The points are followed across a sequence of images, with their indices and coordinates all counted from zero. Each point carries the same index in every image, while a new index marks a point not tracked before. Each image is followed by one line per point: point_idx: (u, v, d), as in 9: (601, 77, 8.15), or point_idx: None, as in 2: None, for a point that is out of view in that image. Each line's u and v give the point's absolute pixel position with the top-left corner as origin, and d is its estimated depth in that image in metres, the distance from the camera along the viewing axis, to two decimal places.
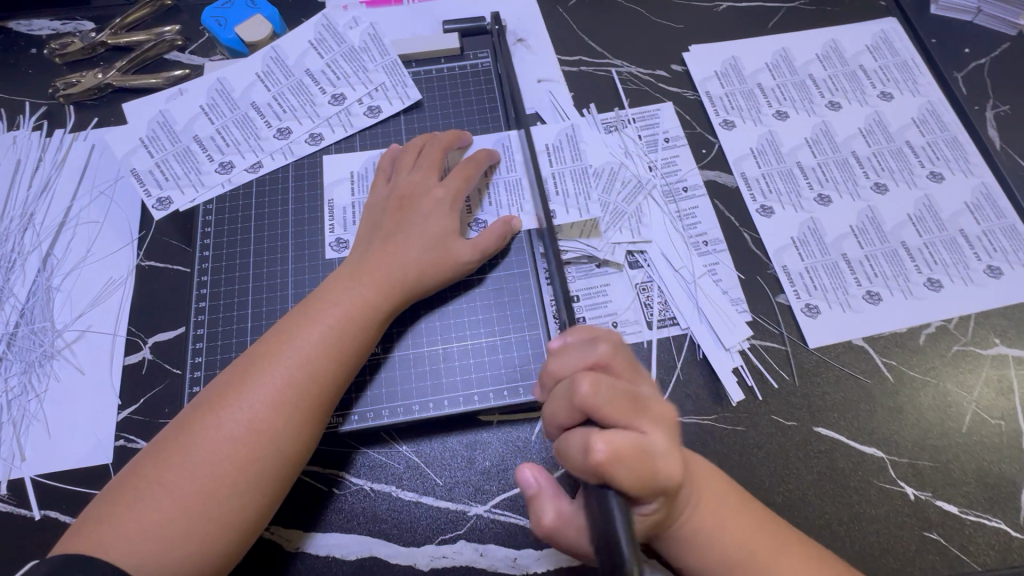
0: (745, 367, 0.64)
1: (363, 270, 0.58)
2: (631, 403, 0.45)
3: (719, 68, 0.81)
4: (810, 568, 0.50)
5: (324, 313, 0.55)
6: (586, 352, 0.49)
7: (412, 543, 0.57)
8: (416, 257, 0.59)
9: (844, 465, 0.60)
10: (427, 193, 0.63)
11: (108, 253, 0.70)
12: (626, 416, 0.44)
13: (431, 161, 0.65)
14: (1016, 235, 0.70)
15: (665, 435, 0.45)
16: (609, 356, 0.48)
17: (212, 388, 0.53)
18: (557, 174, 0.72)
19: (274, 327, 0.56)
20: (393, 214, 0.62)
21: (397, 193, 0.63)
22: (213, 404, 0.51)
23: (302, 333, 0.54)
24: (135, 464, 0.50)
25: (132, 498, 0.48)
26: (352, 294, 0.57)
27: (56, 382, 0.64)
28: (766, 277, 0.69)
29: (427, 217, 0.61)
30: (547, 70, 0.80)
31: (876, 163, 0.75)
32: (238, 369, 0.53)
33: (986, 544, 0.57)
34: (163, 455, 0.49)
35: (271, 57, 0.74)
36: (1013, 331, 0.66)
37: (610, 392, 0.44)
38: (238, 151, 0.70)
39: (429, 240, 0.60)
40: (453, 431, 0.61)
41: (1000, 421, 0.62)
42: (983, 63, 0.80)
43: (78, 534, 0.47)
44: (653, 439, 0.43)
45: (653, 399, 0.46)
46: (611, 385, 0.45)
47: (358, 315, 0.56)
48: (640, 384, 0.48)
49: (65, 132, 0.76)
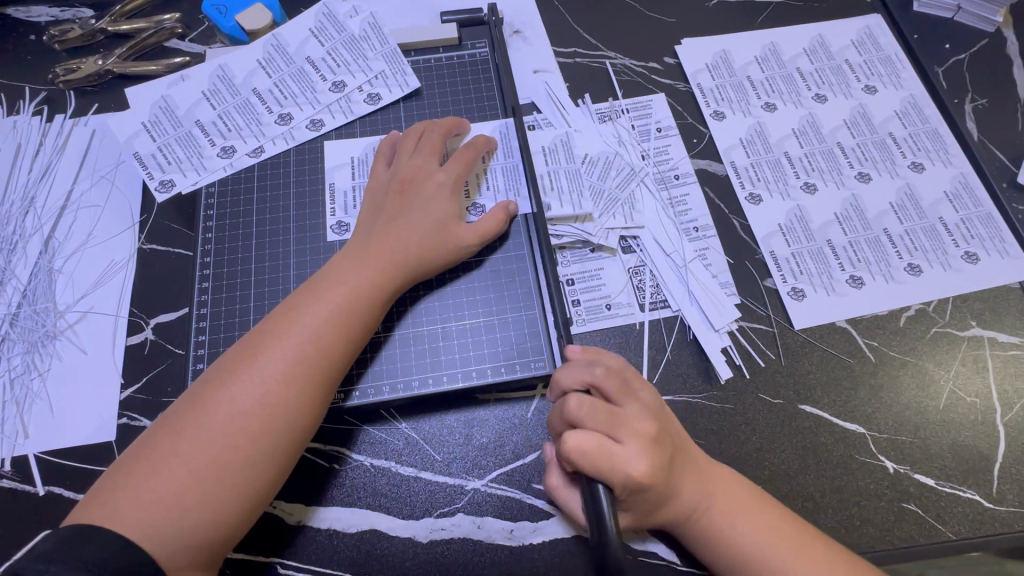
0: (734, 347, 0.67)
1: (367, 251, 0.60)
2: (611, 416, 0.51)
3: (709, 60, 0.83)
4: (794, 532, 0.53)
5: (331, 293, 0.57)
6: (585, 371, 0.55)
7: (411, 516, 0.59)
8: (419, 238, 0.61)
9: (827, 440, 0.63)
10: (428, 177, 0.64)
11: (110, 236, 0.71)
12: (602, 428, 0.51)
13: (431, 147, 0.66)
14: (992, 223, 0.73)
15: (639, 448, 0.50)
16: (603, 375, 0.54)
17: (221, 363, 0.54)
18: (553, 162, 0.74)
19: (281, 305, 0.57)
20: (395, 197, 0.63)
21: (400, 175, 0.65)
22: (224, 379, 0.52)
23: (310, 311, 0.55)
24: (148, 436, 0.51)
25: (147, 468, 0.49)
26: (357, 274, 0.58)
27: (59, 362, 0.65)
28: (754, 262, 0.71)
29: (428, 200, 0.63)
30: (543, 61, 0.82)
31: (860, 153, 0.78)
32: (248, 345, 0.54)
33: (960, 514, 0.60)
34: (176, 427, 0.50)
35: (273, 44, 0.75)
36: (988, 314, 0.69)
37: (590, 408, 0.51)
38: (240, 135, 0.71)
39: (430, 222, 0.62)
40: (451, 409, 0.63)
41: (974, 399, 0.65)
42: (963, 59, 0.83)
43: (94, 503, 0.48)
44: (621, 449, 0.49)
45: (637, 413, 0.52)
46: (593, 403, 0.52)
47: (364, 294, 0.57)
48: (630, 401, 0.53)
49: (66, 118, 0.77)
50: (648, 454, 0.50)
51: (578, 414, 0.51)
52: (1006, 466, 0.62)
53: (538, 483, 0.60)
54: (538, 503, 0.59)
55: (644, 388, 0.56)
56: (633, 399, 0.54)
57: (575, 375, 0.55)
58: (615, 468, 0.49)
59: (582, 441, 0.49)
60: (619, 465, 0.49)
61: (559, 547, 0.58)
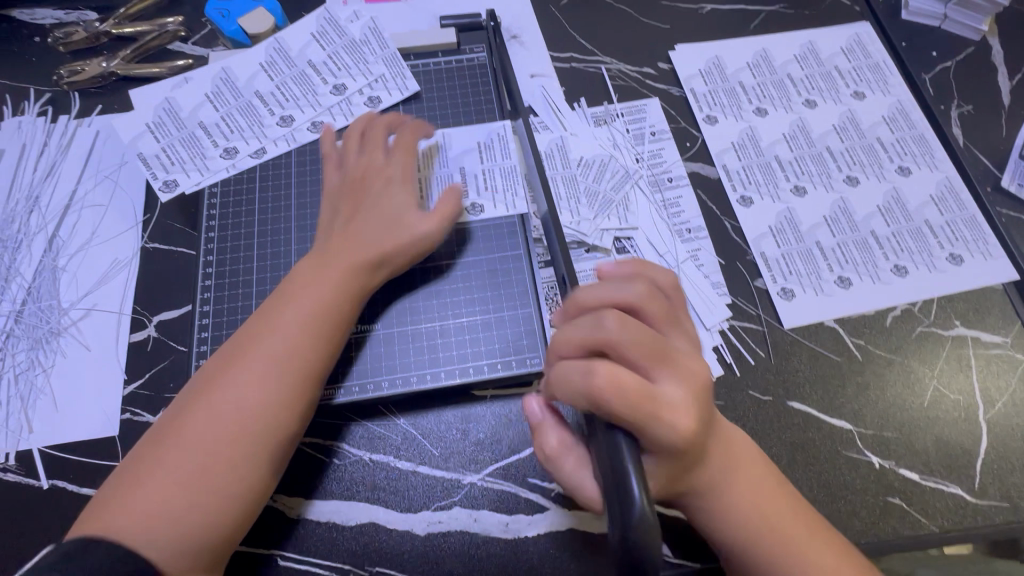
0: (725, 346, 0.68)
1: (329, 251, 0.61)
2: (657, 347, 0.47)
3: (702, 66, 0.85)
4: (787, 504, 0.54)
5: (302, 296, 0.58)
6: (620, 290, 0.51)
7: (410, 509, 0.60)
8: (376, 233, 0.62)
9: (815, 436, 0.64)
10: (376, 174, 0.66)
11: (113, 235, 0.72)
12: (647, 358, 0.46)
13: (376, 143, 0.68)
14: (976, 225, 0.75)
15: (684, 389, 0.46)
16: (644, 300, 0.50)
17: (201, 374, 0.56)
18: (550, 167, 0.76)
19: (256, 314, 0.59)
20: (349, 196, 0.65)
21: (352, 174, 0.66)
22: (204, 389, 0.54)
23: (282, 316, 0.57)
24: (135, 451, 0.53)
25: (136, 480, 0.50)
26: (328, 276, 0.59)
27: (63, 359, 0.66)
28: (745, 262, 0.73)
29: (381, 195, 0.65)
30: (540, 66, 0.84)
31: (849, 157, 0.79)
32: (226, 355, 0.56)
33: (943, 508, 0.62)
34: (162, 439, 0.52)
35: (275, 48, 0.76)
36: (972, 313, 0.71)
37: (638, 334, 0.47)
38: (242, 137, 0.73)
39: (385, 218, 0.63)
40: (449, 404, 0.65)
41: (958, 396, 0.66)
42: (949, 66, 0.86)
43: (88, 519, 0.49)
44: (666, 391, 0.45)
45: (683, 355, 0.48)
46: (636, 327, 0.47)
47: (337, 294, 0.59)
48: (671, 333, 0.50)
49: (70, 118, 0.78)
50: (693, 391, 0.46)
51: (621, 339, 0.46)
52: (988, 462, 0.64)
53: (533, 477, 0.62)
54: (534, 496, 0.61)
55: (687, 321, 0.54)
56: (672, 327, 0.51)
57: (607, 301, 0.50)
58: (664, 409, 0.44)
59: (626, 371, 0.44)
60: (665, 408, 0.44)
61: (554, 540, 0.59)
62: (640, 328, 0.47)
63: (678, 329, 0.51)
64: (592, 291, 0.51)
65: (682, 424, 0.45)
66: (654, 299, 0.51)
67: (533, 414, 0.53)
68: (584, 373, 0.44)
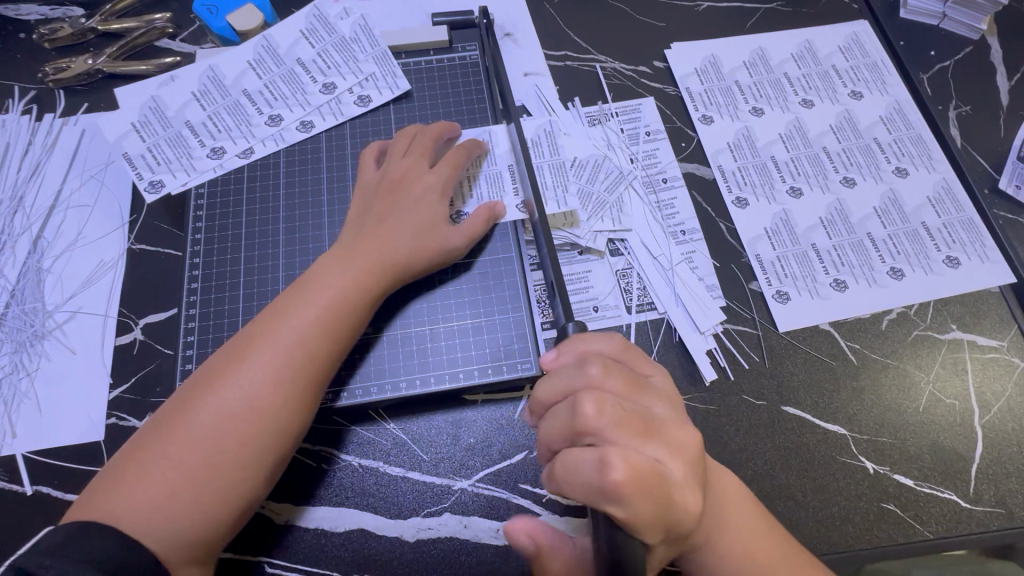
0: (719, 349, 0.67)
1: (353, 251, 0.60)
2: (639, 422, 0.45)
3: (698, 65, 0.84)
4: (770, 539, 0.53)
5: (319, 294, 0.57)
6: (580, 374, 0.47)
7: (399, 516, 0.60)
8: (408, 240, 0.61)
9: (809, 440, 0.64)
10: (417, 180, 0.65)
11: (99, 236, 0.71)
12: (636, 437, 0.44)
13: (422, 149, 0.67)
14: (973, 228, 0.74)
15: (680, 463, 0.45)
16: (611, 379, 0.47)
17: (210, 364, 0.54)
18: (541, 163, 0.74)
19: (271, 306, 0.58)
20: (383, 197, 0.64)
21: (391, 175, 0.65)
22: (213, 381, 0.53)
23: (298, 313, 0.56)
24: (138, 438, 0.51)
25: (138, 470, 0.49)
26: (344, 275, 0.58)
27: (47, 362, 0.65)
28: (740, 265, 0.72)
29: (418, 200, 0.63)
30: (533, 64, 0.82)
31: (846, 158, 0.79)
32: (238, 347, 0.54)
33: (938, 514, 0.61)
34: (167, 428, 0.51)
35: (263, 45, 0.75)
36: (968, 317, 0.70)
37: (621, 413, 0.44)
38: (229, 137, 0.71)
39: (418, 223, 0.62)
40: (439, 409, 0.64)
41: (953, 401, 0.66)
42: (947, 65, 0.85)
43: (87, 504, 0.48)
44: (664, 466, 0.44)
45: (665, 419, 0.47)
46: (615, 405, 0.44)
47: (352, 295, 0.58)
48: (643, 399, 0.48)
49: (55, 117, 0.77)
50: (685, 457, 0.46)
51: (608, 424, 0.44)
52: (982, 467, 0.63)
53: (524, 483, 0.61)
54: (525, 502, 0.60)
55: (650, 373, 0.52)
56: (647, 391, 0.48)
57: (571, 389, 0.47)
58: (674, 492, 0.43)
59: (632, 456, 0.42)
60: (673, 488, 0.43)
61: None
62: (621, 404, 0.45)
63: (650, 391, 0.49)
64: (557, 380, 0.48)
65: (691, 501, 0.44)
66: (617, 371, 0.48)
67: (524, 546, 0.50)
68: (595, 473, 0.42)
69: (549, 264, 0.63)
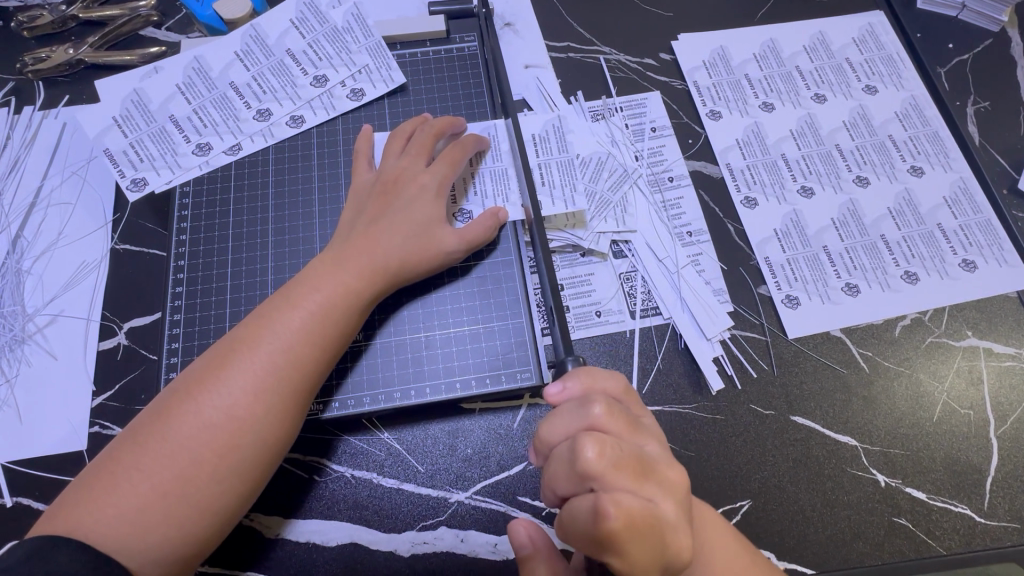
0: (726, 357, 0.65)
1: (343, 256, 0.57)
2: (640, 467, 0.42)
3: (707, 57, 0.80)
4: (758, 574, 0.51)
5: (305, 301, 0.54)
6: (581, 415, 0.45)
7: (393, 530, 0.58)
8: (401, 244, 0.59)
9: (819, 452, 0.61)
10: (412, 179, 0.62)
11: (81, 236, 0.68)
12: (635, 481, 0.42)
13: (420, 147, 0.63)
14: (991, 230, 0.71)
15: (674, 503, 0.43)
16: (609, 418, 0.44)
17: (190, 371, 0.52)
18: (546, 155, 0.71)
19: (255, 311, 0.55)
20: (377, 199, 0.61)
21: (385, 176, 0.62)
22: (192, 389, 0.50)
23: (283, 320, 0.53)
24: (113, 448, 0.49)
25: (110, 483, 0.47)
26: (332, 280, 0.56)
27: (28, 367, 0.63)
28: (748, 268, 0.69)
29: (412, 202, 0.61)
30: (535, 56, 0.79)
31: (859, 156, 0.75)
32: (218, 355, 0.52)
33: (951, 529, 0.59)
34: (141, 439, 0.48)
35: (251, 35, 0.71)
36: (984, 323, 0.67)
37: (619, 455, 0.42)
38: (216, 132, 0.68)
39: (412, 226, 0.60)
40: (435, 419, 0.61)
41: (968, 411, 0.64)
42: (966, 59, 0.81)
43: (55, 518, 0.46)
44: (664, 509, 0.42)
45: (664, 462, 0.44)
46: (617, 449, 0.42)
47: (340, 301, 0.55)
48: (642, 439, 0.45)
49: (34, 110, 0.73)
50: (677, 495, 0.43)
51: (606, 468, 0.41)
52: (998, 480, 0.61)
53: (523, 496, 0.59)
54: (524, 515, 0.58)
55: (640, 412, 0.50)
56: (641, 428, 0.46)
57: (574, 428, 0.45)
58: (667, 535, 0.42)
59: (625, 503, 0.40)
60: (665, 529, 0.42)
61: None
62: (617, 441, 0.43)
63: (644, 427, 0.47)
64: (560, 420, 0.46)
65: (684, 541, 0.42)
66: (617, 411, 0.45)
67: (522, 546, 0.50)
68: (590, 520, 0.40)
69: (543, 284, 0.56)
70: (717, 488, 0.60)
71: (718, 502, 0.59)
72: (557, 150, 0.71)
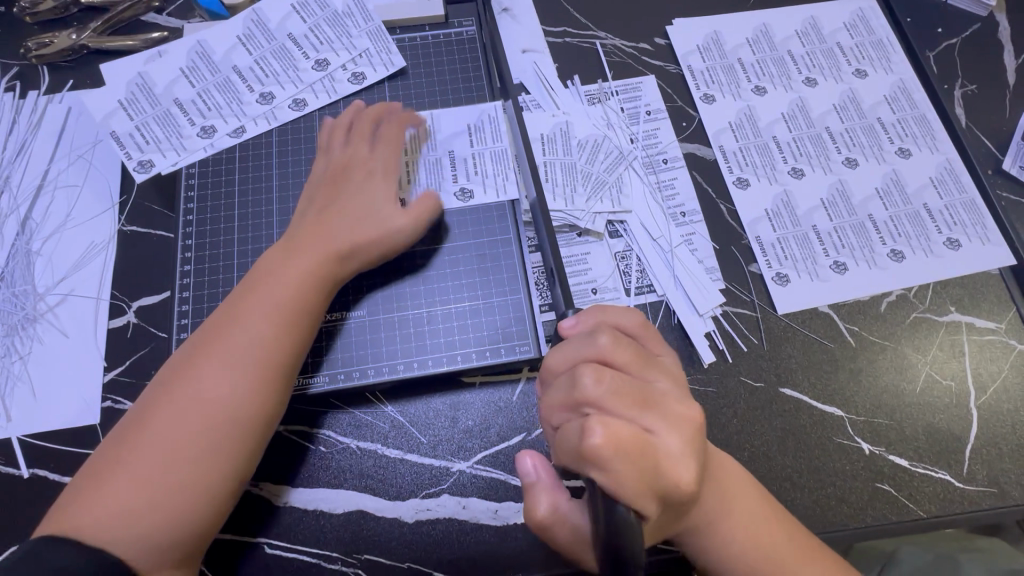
0: (717, 332, 0.67)
1: (298, 242, 0.59)
2: (643, 396, 0.45)
3: (700, 42, 0.82)
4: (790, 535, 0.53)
5: (264, 288, 0.57)
6: (588, 345, 0.48)
7: (397, 497, 0.60)
8: (358, 228, 0.61)
9: (807, 421, 0.64)
10: (359, 164, 0.64)
11: (89, 218, 0.70)
12: (633, 407, 0.45)
13: (360, 133, 0.66)
14: (975, 209, 0.73)
15: (675, 434, 0.45)
16: (611, 343, 0.48)
17: (165, 370, 0.54)
18: (551, 152, 0.74)
19: (222, 306, 0.57)
20: (328, 186, 0.63)
21: (334, 163, 0.64)
22: (167, 384, 0.52)
23: (247, 310, 0.55)
24: (98, 451, 0.51)
25: (97, 482, 0.49)
26: (292, 267, 0.58)
27: (40, 345, 0.65)
28: (740, 247, 0.71)
29: (361, 187, 0.63)
30: (532, 40, 0.80)
31: (849, 139, 0.77)
32: (189, 351, 0.54)
33: (932, 493, 0.62)
34: (124, 438, 0.50)
35: (253, 19, 0.73)
36: (967, 299, 0.70)
37: (616, 382, 0.45)
38: (220, 115, 0.70)
39: (364, 210, 0.62)
40: (436, 392, 0.64)
41: (950, 382, 0.66)
42: (954, 43, 0.83)
43: (52, 521, 0.48)
44: (663, 441, 0.44)
45: (671, 398, 0.47)
46: (615, 378, 0.45)
47: (302, 286, 0.57)
48: (649, 372, 0.48)
49: (40, 94, 0.74)
50: (681, 432, 0.45)
51: (600, 393, 0.44)
52: (977, 448, 0.64)
53: None
54: None
55: (659, 353, 0.52)
56: (654, 366, 0.49)
57: (578, 357, 0.48)
58: (663, 461, 0.44)
59: (620, 424, 0.43)
60: (662, 459, 0.44)
61: None
62: (619, 372, 0.46)
63: (658, 365, 0.49)
64: (567, 351, 0.49)
65: (681, 473, 0.44)
66: (626, 344, 0.48)
67: (527, 474, 0.52)
68: (577, 440, 0.43)
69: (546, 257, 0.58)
70: None
71: None
72: (564, 151, 0.73)
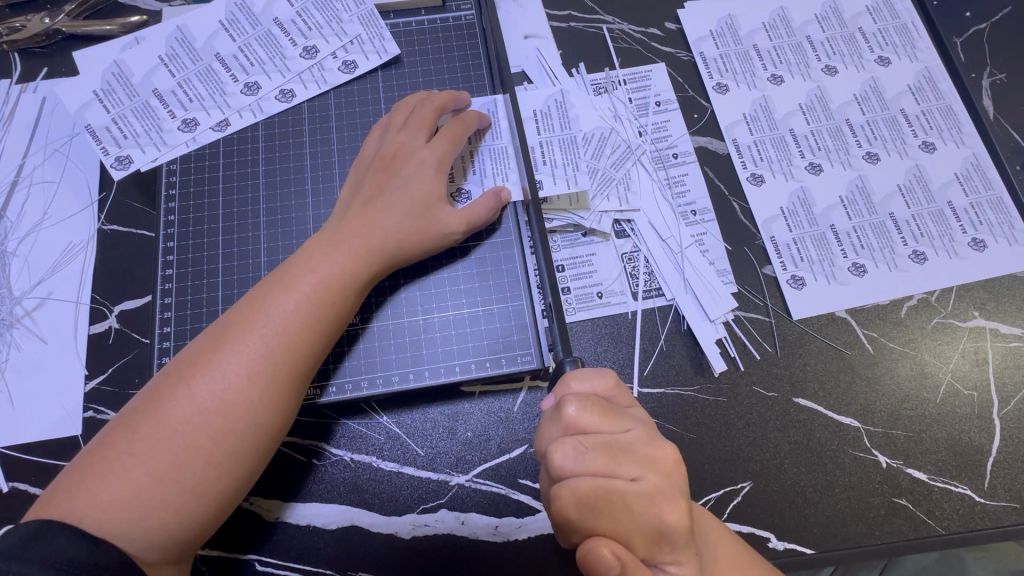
0: (729, 338, 0.64)
1: (339, 236, 0.55)
2: (608, 454, 0.42)
3: (714, 27, 0.77)
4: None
5: (299, 283, 0.53)
6: (557, 419, 0.43)
7: (395, 513, 0.57)
8: (400, 223, 0.57)
9: (822, 434, 0.61)
10: (412, 154, 0.59)
11: (67, 216, 0.66)
12: (601, 470, 0.41)
13: (420, 122, 0.61)
14: (1003, 208, 0.70)
15: (644, 476, 0.42)
16: (583, 410, 0.43)
17: (183, 355, 0.50)
18: (547, 129, 0.69)
19: (249, 293, 0.53)
20: (376, 174, 0.59)
21: (384, 152, 0.60)
22: (185, 373, 0.48)
23: (278, 303, 0.51)
24: (105, 434, 0.47)
25: (101, 469, 0.45)
26: (327, 262, 0.54)
27: (18, 351, 0.62)
28: (753, 248, 0.68)
29: (411, 179, 0.58)
30: (535, 25, 0.75)
31: (870, 131, 0.73)
32: (211, 339, 0.50)
33: (951, 509, 0.59)
34: (133, 424, 0.47)
35: (236, 3, 0.68)
36: (992, 304, 0.66)
37: (581, 451, 0.42)
38: (202, 107, 0.65)
39: (411, 204, 0.57)
40: (434, 402, 0.61)
41: (972, 393, 0.63)
42: (983, 29, 0.78)
43: (47, 504, 0.44)
44: (634, 487, 0.41)
45: (638, 442, 0.43)
46: (580, 447, 0.42)
47: (334, 284, 0.53)
48: (621, 429, 0.43)
49: (12, 83, 0.70)
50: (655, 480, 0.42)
51: (569, 470, 0.41)
52: (1000, 460, 0.61)
53: (524, 478, 0.58)
54: (525, 498, 0.58)
55: (630, 404, 0.47)
56: (623, 415, 0.44)
57: (550, 434, 0.44)
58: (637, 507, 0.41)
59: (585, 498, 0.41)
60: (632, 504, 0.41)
61: (545, 543, 0.57)
62: (586, 440, 0.42)
63: (626, 413, 0.45)
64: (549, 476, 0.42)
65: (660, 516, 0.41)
66: (590, 402, 0.43)
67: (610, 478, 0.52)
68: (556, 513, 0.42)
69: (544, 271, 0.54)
70: (717, 470, 0.60)
71: (719, 483, 0.59)
72: (559, 127, 0.69)
